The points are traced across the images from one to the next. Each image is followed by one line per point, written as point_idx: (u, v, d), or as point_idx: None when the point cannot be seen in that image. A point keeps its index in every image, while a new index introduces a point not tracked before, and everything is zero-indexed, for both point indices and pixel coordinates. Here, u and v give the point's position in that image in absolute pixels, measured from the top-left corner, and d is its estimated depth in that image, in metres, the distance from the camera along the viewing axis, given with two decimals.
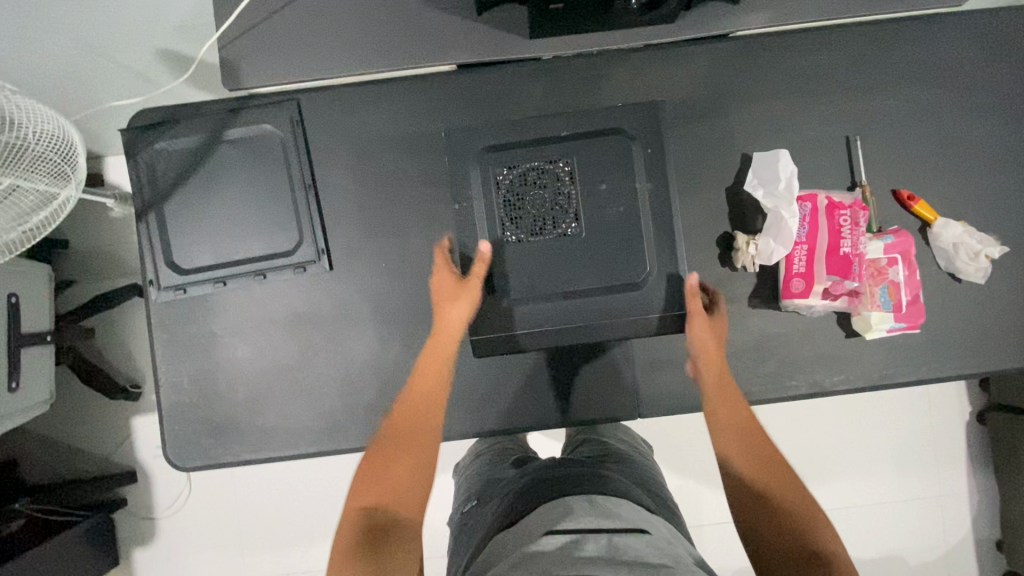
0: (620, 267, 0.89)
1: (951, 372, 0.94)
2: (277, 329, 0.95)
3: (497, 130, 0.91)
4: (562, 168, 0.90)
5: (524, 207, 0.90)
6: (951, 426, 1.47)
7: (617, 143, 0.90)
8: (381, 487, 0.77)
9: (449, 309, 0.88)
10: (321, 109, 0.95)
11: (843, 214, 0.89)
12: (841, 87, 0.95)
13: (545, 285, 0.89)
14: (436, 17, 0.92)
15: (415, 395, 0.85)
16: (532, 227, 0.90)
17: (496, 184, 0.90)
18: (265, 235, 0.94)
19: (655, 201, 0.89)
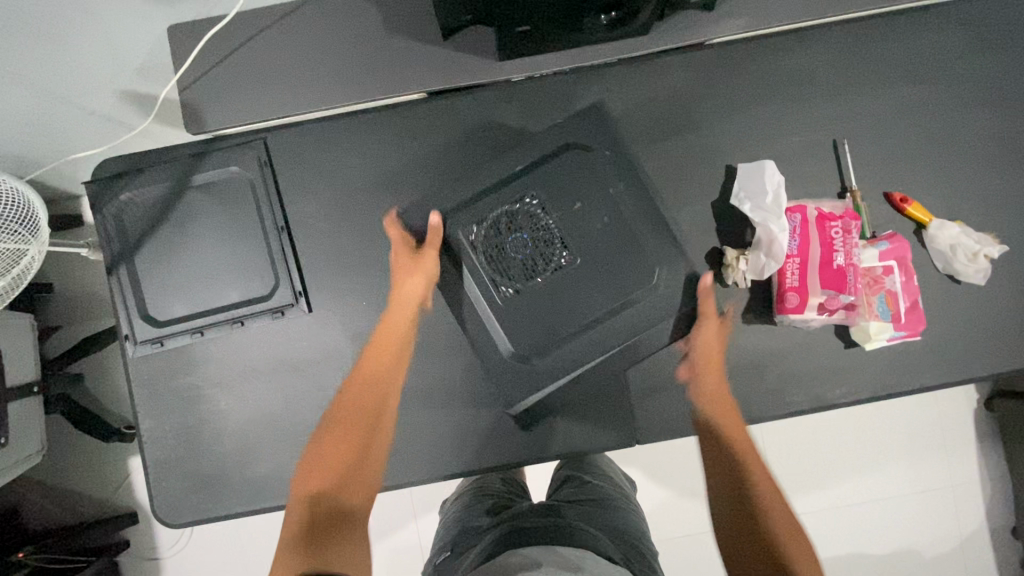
0: (626, 277, 0.86)
1: (957, 376, 0.91)
2: (259, 376, 0.92)
3: None
4: (530, 203, 0.88)
5: (502, 262, 0.88)
6: (959, 417, 1.45)
7: (596, 162, 0.88)
8: (327, 457, 0.83)
9: (406, 280, 0.89)
10: (290, 146, 0.92)
11: (834, 225, 0.86)
12: (825, 89, 0.92)
13: (543, 322, 0.87)
14: (402, 44, 0.89)
15: (363, 369, 0.87)
16: (524, 273, 0.87)
17: (471, 244, 0.89)
18: (240, 280, 0.91)
19: (643, 217, 0.87)
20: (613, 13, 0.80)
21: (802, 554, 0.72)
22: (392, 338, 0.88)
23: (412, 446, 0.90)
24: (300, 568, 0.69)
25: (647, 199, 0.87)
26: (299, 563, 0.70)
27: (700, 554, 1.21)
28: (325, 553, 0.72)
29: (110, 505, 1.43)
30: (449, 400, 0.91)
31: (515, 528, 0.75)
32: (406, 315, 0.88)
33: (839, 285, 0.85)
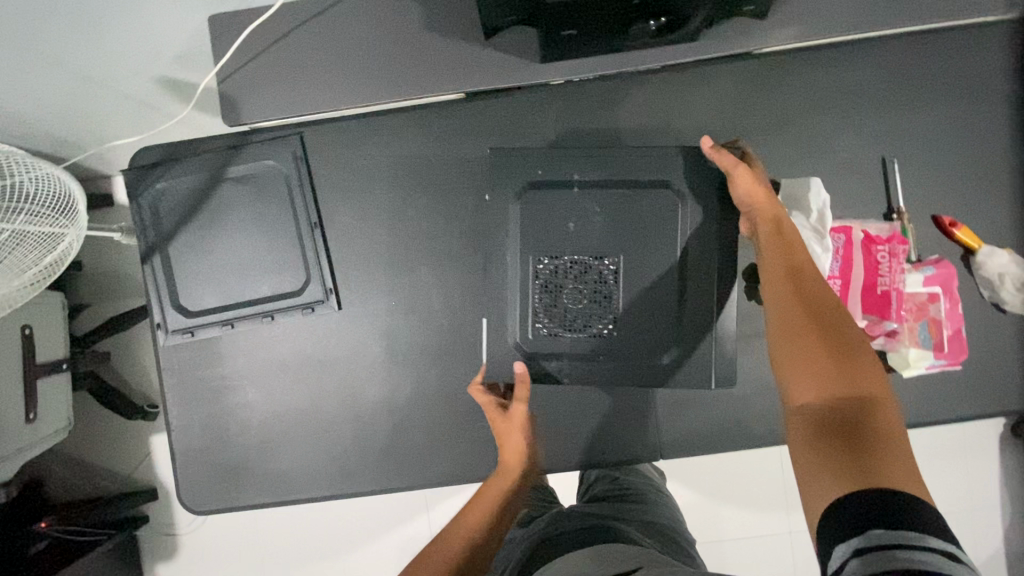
0: (651, 220, 0.85)
1: (994, 409, 0.88)
2: (286, 370, 0.93)
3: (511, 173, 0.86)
4: (548, 263, 0.86)
5: (566, 314, 0.86)
6: (987, 444, 1.41)
7: (613, 160, 0.86)
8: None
9: (505, 437, 0.85)
10: (325, 142, 0.91)
11: (880, 249, 0.84)
12: (877, 105, 0.89)
13: (601, 325, 0.86)
14: (442, 43, 0.87)
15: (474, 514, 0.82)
16: (603, 310, 0.85)
17: (532, 326, 0.87)
18: (272, 275, 0.91)
19: (673, 203, 0.85)
20: (662, 19, 0.78)
21: (895, 437, 0.55)
22: (498, 481, 0.85)
23: (436, 448, 0.91)
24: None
25: (669, 179, 0.85)
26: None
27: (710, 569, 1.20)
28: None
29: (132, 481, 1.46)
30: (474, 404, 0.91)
31: (542, 535, 0.78)
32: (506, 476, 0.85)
33: (880, 310, 0.84)
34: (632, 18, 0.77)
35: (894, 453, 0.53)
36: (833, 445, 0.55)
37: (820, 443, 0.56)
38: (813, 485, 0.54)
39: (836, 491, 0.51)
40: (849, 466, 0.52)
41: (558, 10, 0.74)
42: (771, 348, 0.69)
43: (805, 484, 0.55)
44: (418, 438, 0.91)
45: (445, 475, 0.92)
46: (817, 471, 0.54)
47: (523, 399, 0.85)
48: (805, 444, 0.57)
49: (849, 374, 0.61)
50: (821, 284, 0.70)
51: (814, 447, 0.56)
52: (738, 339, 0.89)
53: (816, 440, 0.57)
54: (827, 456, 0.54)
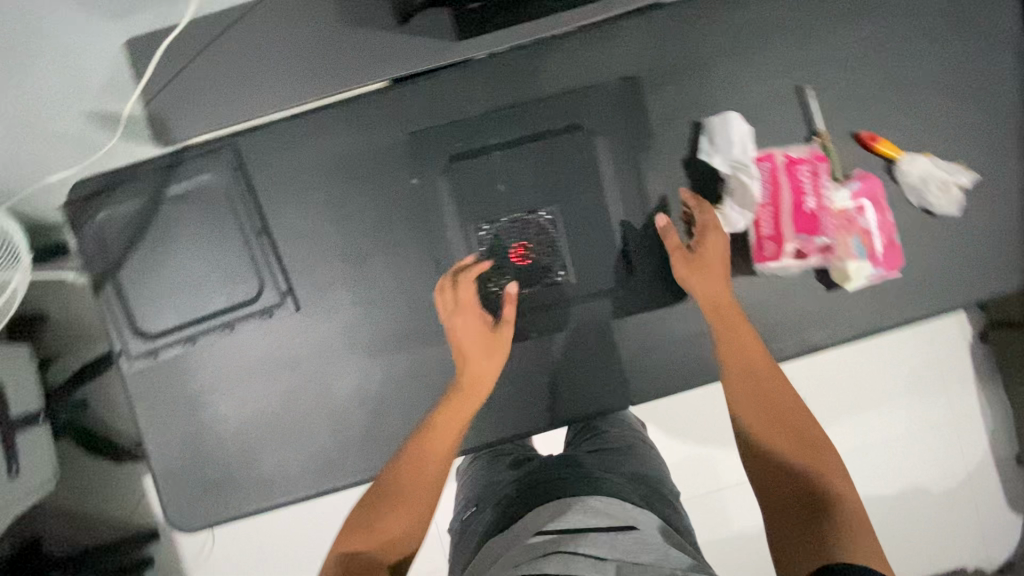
0: (574, 166, 0.91)
1: (936, 308, 0.92)
2: (255, 377, 0.93)
3: (445, 144, 0.92)
4: (490, 230, 0.92)
5: (518, 269, 0.91)
6: (957, 353, 1.46)
7: (525, 118, 0.92)
8: (396, 522, 0.72)
9: (478, 355, 0.86)
10: (258, 148, 0.92)
11: (803, 169, 0.87)
12: (785, 36, 0.92)
13: (546, 273, 0.92)
14: (359, 35, 0.89)
15: (432, 439, 0.80)
16: (549, 259, 0.91)
17: (490, 289, 0.92)
18: (227, 285, 0.92)
19: (583, 140, 0.91)
20: None
21: (857, 513, 0.63)
22: (464, 402, 0.83)
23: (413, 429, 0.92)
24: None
25: (578, 122, 0.91)
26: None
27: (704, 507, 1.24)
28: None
29: (128, 526, 1.44)
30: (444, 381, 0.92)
31: (532, 483, 0.79)
32: (470, 396, 0.84)
33: (812, 228, 0.86)
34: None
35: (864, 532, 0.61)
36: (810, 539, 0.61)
37: (804, 521, 0.63)
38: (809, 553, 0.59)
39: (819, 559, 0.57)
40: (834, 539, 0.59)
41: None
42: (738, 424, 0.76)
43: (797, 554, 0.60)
44: (394, 424, 0.93)
45: None
46: (802, 547, 0.60)
47: (509, 321, 0.88)
48: (790, 528, 0.63)
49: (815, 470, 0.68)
50: (782, 384, 0.78)
51: (799, 526, 0.63)
52: None
53: (801, 521, 0.63)
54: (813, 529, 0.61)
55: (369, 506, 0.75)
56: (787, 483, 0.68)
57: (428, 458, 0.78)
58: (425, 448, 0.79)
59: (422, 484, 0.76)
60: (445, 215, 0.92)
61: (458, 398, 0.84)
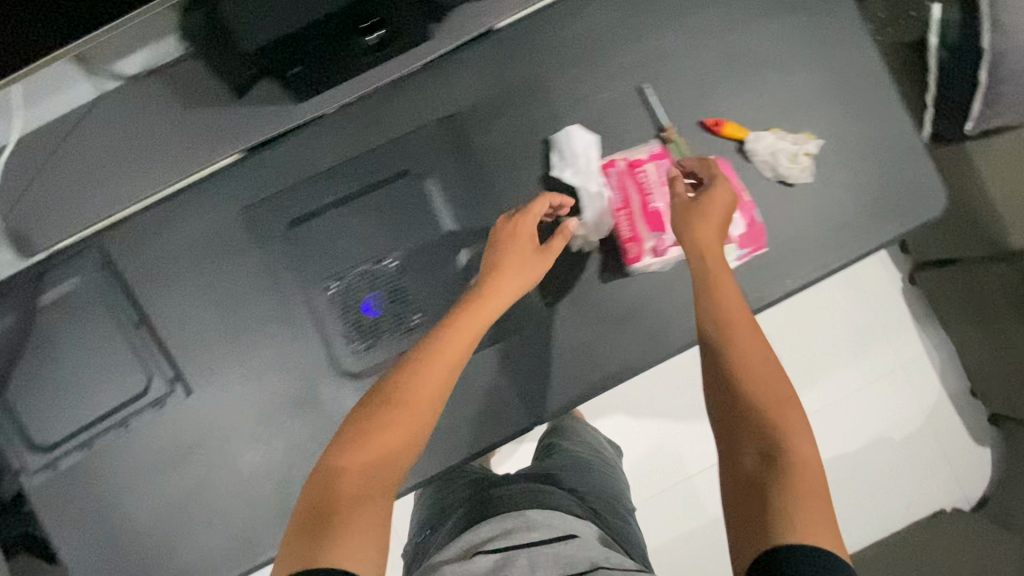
0: (409, 209, 0.92)
1: (811, 273, 0.94)
2: (159, 469, 0.93)
3: (288, 206, 0.92)
4: (338, 286, 0.92)
5: (376, 318, 0.92)
6: (888, 300, 1.48)
7: (357, 171, 0.93)
8: (362, 455, 0.62)
9: (514, 268, 0.81)
10: (121, 242, 0.92)
11: (644, 170, 0.90)
12: (615, 43, 0.94)
13: (403, 319, 0.91)
14: (199, 115, 0.90)
15: (442, 347, 0.72)
16: (401, 306, 0.91)
17: (350, 347, 0.92)
18: (114, 383, 0.92)
19: (415, 185, 0.92)
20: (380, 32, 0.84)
21: (816, 474, 0.57)
22: (469, 327, 0.74)
23: None
24: (292, 565, 0.53)
25: (406, 167, 0.93)
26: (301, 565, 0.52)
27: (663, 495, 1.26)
28: (325, 530, 0.55)
29: None
30: None
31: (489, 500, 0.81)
32: (483, 313, 0.76)
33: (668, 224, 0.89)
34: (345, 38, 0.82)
35: (822, 501, 0.55)
36: (752, 490, 0.57)
37: (761, 482, 0.57)
38: (756, 521, 0.54)
39: (763, 545, 0.52)
40: (786, 517, 0.53)
41: (268, 53, 0.78)
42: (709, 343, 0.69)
43: (744, 522, 0.55)
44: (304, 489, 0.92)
45: None
46: (752, 513, 0.55)
47: (554, 251, 0.84)
48: (745, 487, 0.57)
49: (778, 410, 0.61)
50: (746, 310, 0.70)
51: (754, 485, 0.57)
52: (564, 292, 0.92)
53: (756, 478, 0.57)
54: (767, 494, 0.55)
55: (357, 418, 0.66)
56: (749, 415, 0.62)
57: (415, 382, 0.68)
58: (442, 351, 0.71)
59: (433, 399, 0.68)
60: (296, 279, 0.92)
61: (484, 305, 0.77)
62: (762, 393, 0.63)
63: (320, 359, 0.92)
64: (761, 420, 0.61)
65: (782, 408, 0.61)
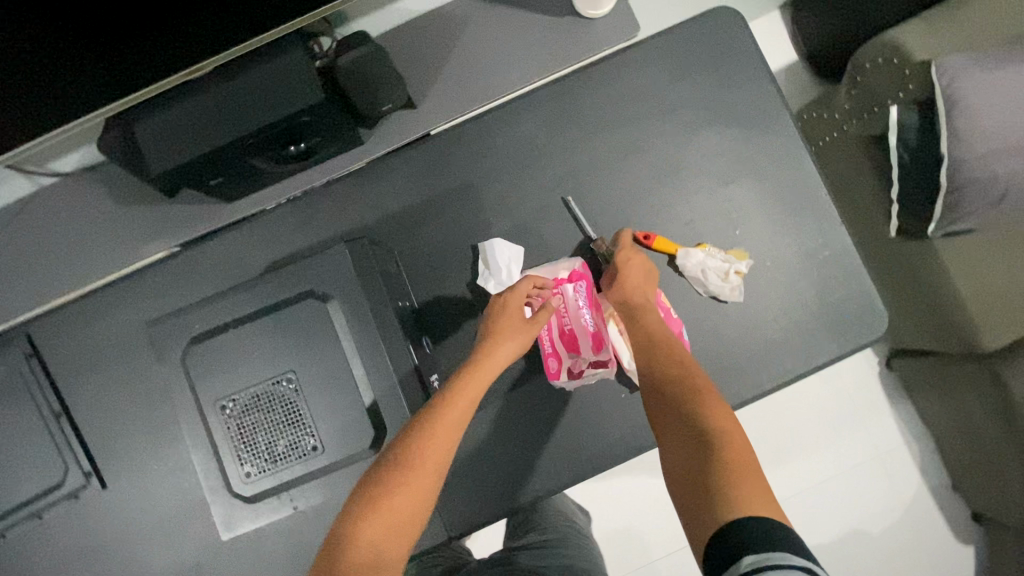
0: (311, 326, 0.79)
1: (741, 391, 0.90)
2: (71, 563, 0.92)
3: (183, 317, 0.81)
4: (231, 408, 0.80)
5: (267, 451, 0.80)
6: (863, 390, 1.41)
7: (257, 289, 0.81)
8: (372, 523, 0.66)
9: (507, 342, 0.81)
10: (52, 331, 0.94)
11: (567, 287, 0.90)
12: (545, 150, 0.94)
13: (302, 450, 0.80)
14: (129, 214, 0.91)
15: (445, 417, 0.73)
16: (298, 436, 0.80)
17: (241, 479, 0.81)
18: (22, 477, 0.90)
19: (320, 308, 0.79)
20: (303, 144, 0.85)
21: (750, 454, 0.63)
22: (460, 403, 0.74)
23: None
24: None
25: (310, 287, 0.80)
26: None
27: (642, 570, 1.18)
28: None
29: None
30: (250, 545, 0.89)
31: None
32: (480, 381, 0.77)
33: (591, 345, 0.89)
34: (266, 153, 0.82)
35: (754, 472, 0.61)
36: (694, 487, 0.61)
37: (697, 471, 0.62)
38: (701, 509, 0.59)
39: (714, 526, 0.56)
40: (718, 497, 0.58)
41: (185, 170, 0.78)
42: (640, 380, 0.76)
43: (693, 510, 0.60)
44: None
45: None
46: (695, 499, 0.60)
47: (540, 321, 0.84)
48: (686, 479, 0.63)
49: (711, 413, 0.67)
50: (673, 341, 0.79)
51: (691, 475, 0.62)
52: (486, 402, 0.92)
53: (696, 469, 0.62)
54: (703, 482, 0.61)
55: (364, 489, 0.68)
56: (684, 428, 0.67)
57: (420, 457, 0.69)
58: (435, 426, 0.72)
59: (433, 467, 0.70)
60: (189, 399, 0.82)
61: (476, 377, 0.77)
62: (692, 405, 0.69)
63: (208, 500, 0.81)
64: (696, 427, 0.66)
65: (711, 412, 0.67)
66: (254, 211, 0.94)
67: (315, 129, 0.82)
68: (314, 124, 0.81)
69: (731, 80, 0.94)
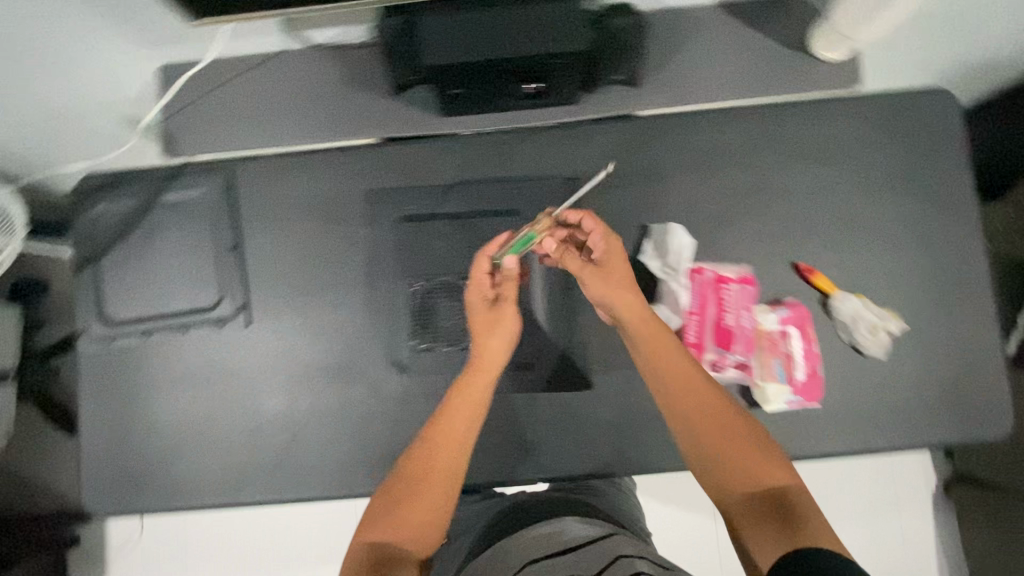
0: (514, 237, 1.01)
1: (849, 446, 0.93)
2: (193, 380, 0.99)
3: (410, 200, 1.02)
4: (424, 285, 1.00)
5: (446, 328, 0.99)
6: None
7: (472, 194, 1.02)
8: (409, 516, 0.68)
9: (493, 339, 0.82)
10: (250, 175, 1.03)
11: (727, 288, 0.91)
12: (739, 163, 1.00)
13: (471, 336, 0.99)
14: (357, 97, 1.01)
15: (453, 429, 0.74)
16: (473, 324, 0.99)
17: (411, 344, 0.98)
18: (189, 290, 1.00)
19: (517, 222, 1.02)
20: (536, 85, 0.91)
21: (800, 495, 0.64)
22: (461, 414, 0.76)
23: (328, 459, 0.97)
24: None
25: (514, 206, 1.02)
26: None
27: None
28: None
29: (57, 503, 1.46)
30: (364, 419, 0.97)
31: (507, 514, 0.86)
32: (484, 387, 0.79)
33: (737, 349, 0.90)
34: (504, 83, 0.90)
35: (805, 513, 0.62)
36: (767, 522, 0.62)
37: (751, 517, 0.64)
38: (762, 553, 0.60)
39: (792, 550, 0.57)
40: (777, 539, 0.60)
41: (441, 72, 0.86)
42: (669, 418, 0.75)
43: (754, 555, 0.61)
44: (310, 449, 0.97)
45: (333, 487, 0.97)
46: (773, 542, 0.60)
47: (511, 300, 0.86)
48: (742, 526, 0.64)
49: (762, 460, 0.68)
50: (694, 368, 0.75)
51: (748, 522, 0.64)
52: None
53: (753, 517, 0.64)
54: (760, 528, 0.62)
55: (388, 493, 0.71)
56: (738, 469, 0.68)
57: (446, 454, 0.72)
58: (444, 435, 0.74)
59: (448, 473, 0.71)
60: (390, 267, 1.01)
61: (481, 384, 0.79)
62: (745, 448, 0.69)
63: (382, 341, 0.99)
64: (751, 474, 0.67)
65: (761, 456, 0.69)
66: (465, 132, 1.02)
67: (556, 75, 0.88)
68: (556, 71, 0.87)
69: (932, 159, 0.98)
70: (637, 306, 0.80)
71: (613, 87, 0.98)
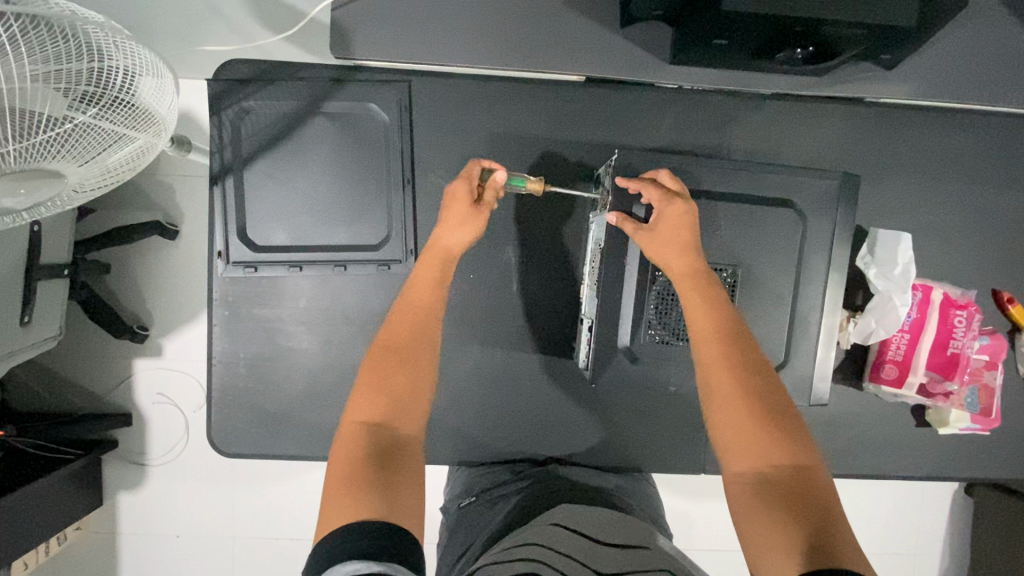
0: (781, 229, 0.79)
1: (991, 475, 0.96)
2: (347, 324, 0.90)
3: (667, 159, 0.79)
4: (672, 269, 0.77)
5: (678, 319, 0.79)
6: None
7: (732, 176, 0.79)
8: (363, 406, 0.58)
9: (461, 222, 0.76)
10: (431, 98, 0.88)
11: (956, 313, 0.87)
12: (968, 175, 0.92)
13: None
14: (577, 20, 0.82)
15: (412, 300, 0.70)
16: None
17: (642, 337, 0.79)
18: (352, 224, 0.89)
19: (794, 223, 0.79)
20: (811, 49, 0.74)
21: (815, 477, 0.52)
22: (400, 325, 0.67)
23: (488, 423, 0.92)
24: (367, 514, 0.47)
25: (791, 200, 0.79)
26: (367, 513, 0.47)
27: (732, 563, 1.15)
28: (392, 483, 0.51)
29: (100, 409, 1.16)
30: (530, 389, 0.92)
31: (549, 488, 0.77)
32: (441, 260, 0.74)
33: (944, 374, 0.87)
34: (782, 43, 0.73)
35: (832, 514, 0.49)
36: (786, 513, 0.50)
37: (751, 506, 0.52)
38: (761, 557, 0.49)
39: (818, 557, 0.46)
40: (788, 545, 0.48)
41: (730, 18, 0.68)
42: (700, 386, 0.61)
43: (758, 556, 0.50)
44: (469, 411, 0.92)
45: (486, 454, 0.93)
46: (776, 540, 0.49)
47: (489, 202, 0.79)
48: (741, 515, 0.52)
49: (790, 444, 0.54)
50: (720, 321, 0.64)
51: (747, 512, 0.52)
52: None
53: (750, 506, 0.52)
54: (755, 519, 0.51)
55: (362, 381, 0.60)
56: (767, 456, 0.54)
57: (384, 354, 0.63)
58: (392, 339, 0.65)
59: (424, 345, 0.65)
60: (625, 239, 0.77)
61: (436, 257, 0.75)
62: (767, 433, 0.55)
63: (595, 324, 0.79)
64: (762, 459, 0.54)
65: (788, 439, 0.54)
66: (690, 85, 0.87)
67: (849, 42, 0.71)
68: (852, 43, 0.71)
69: None
70: (679, 263, 0.69)
71: (869, 61, 0.82)
